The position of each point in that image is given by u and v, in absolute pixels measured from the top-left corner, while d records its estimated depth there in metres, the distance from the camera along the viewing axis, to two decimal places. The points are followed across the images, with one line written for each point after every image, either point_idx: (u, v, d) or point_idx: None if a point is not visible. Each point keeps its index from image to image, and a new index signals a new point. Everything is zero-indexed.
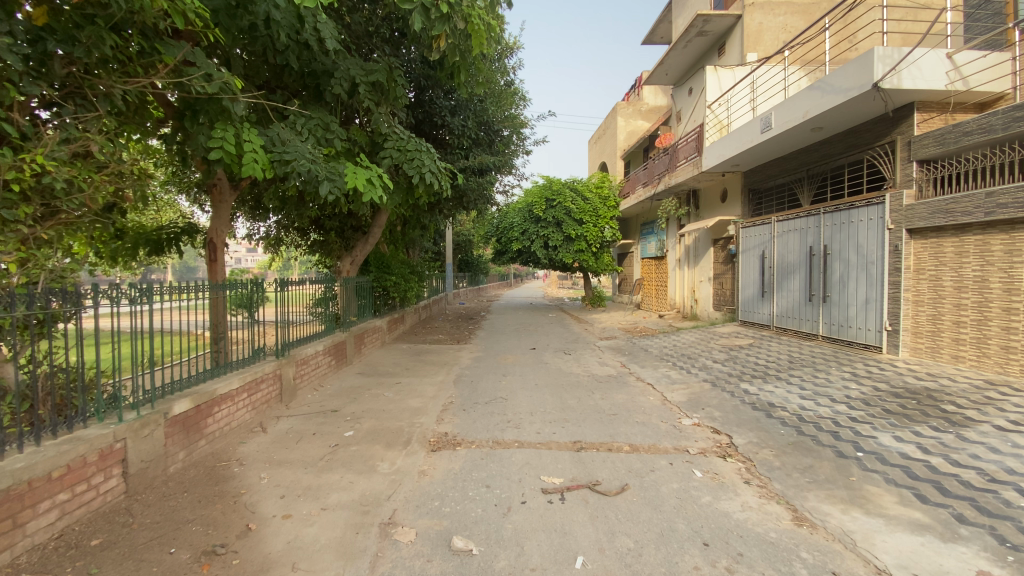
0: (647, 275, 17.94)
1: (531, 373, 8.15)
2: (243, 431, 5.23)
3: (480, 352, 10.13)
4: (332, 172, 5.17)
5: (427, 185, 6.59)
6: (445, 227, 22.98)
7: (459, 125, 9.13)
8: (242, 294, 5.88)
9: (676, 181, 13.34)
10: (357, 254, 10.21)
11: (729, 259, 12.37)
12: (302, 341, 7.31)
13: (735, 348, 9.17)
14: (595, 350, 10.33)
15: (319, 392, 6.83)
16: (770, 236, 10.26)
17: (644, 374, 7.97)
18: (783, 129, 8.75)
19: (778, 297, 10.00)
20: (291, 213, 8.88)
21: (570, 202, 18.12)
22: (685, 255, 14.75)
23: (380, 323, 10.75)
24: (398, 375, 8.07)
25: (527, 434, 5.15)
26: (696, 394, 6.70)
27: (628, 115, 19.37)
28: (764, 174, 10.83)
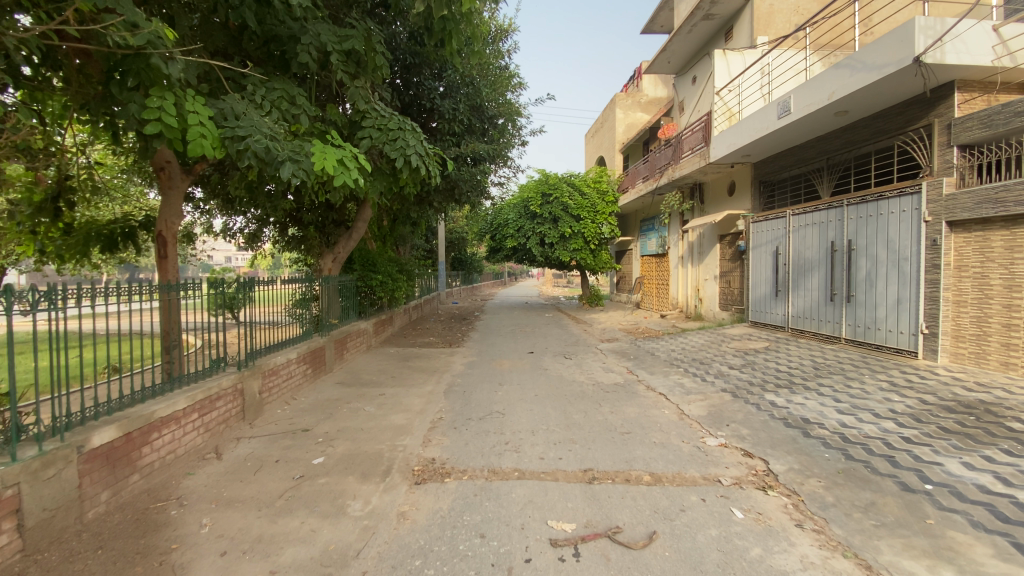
0: (648, 273, 17.21)
1: (529, 381, 7.36)
2: (192, 459, 4.40)
3: (473, 357, 9.34)
4: (297, 152, 4.37)
5: (413, 172, 5.79)
6: (437, 223, 22.12)
7: (450, 108, 8.33)
8: (222, 295, 5.42)
9: (680, 174, 12.57)
10: (340, 251, 9.40)
11: (737, 256, 11.64)
12: (272, 349, 6.48)
13: (750, 352, 8.43)
14: (598, 354, 9.57)
15: (289, 407, 6.00)
16: (786, 230, 9.53)
17: (654, 381, 7.22)
18: (804, 112, 7.99)
19: (794, 296, 9.27)
20: (264, 205, 8.04)
21: (567, 197, 17.34)
22: (689, 252, 14.01)
23: (365, 326, 9.93)
24: (382, 384, 7.27)
25: (529, 460, 4.37)
26: (717, 406, 5.94)
27: (627, 107, 18.58)
28: (776, 165, 10.09)
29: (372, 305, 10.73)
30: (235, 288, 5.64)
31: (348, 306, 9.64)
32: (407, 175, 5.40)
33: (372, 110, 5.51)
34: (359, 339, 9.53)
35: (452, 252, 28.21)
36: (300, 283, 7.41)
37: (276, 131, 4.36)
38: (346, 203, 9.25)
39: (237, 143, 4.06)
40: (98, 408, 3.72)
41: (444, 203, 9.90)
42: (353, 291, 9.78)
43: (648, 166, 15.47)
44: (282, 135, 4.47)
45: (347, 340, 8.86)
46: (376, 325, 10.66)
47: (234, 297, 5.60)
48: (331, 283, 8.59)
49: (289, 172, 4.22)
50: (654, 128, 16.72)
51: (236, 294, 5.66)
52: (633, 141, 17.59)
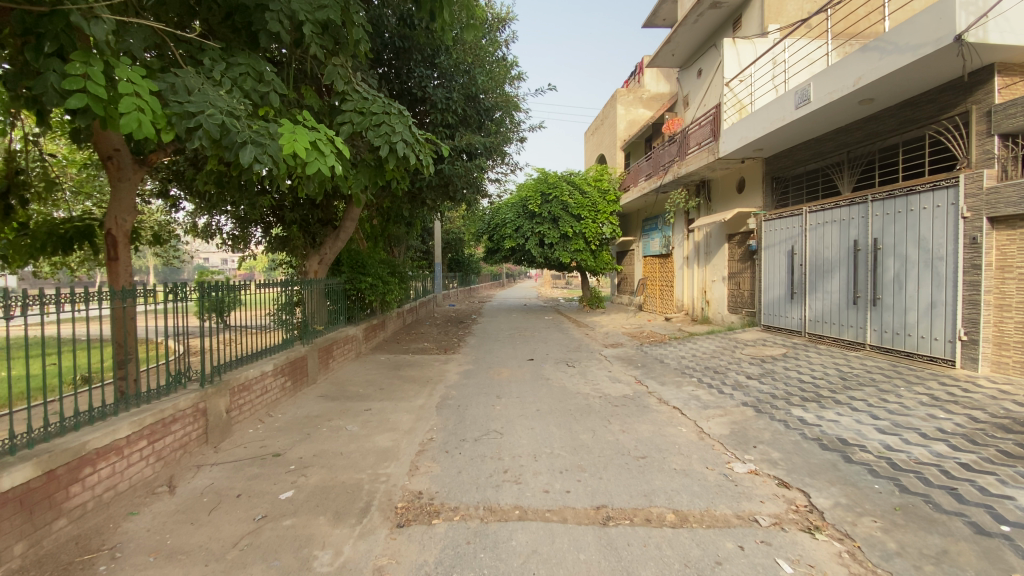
0: (651, 274, 16.61)
1: (529, 393, 6.73)
2: (136, 495, 3.78)
3: (469, 365, 8.71)
4: (261, 134, 3.76)
5: (400, 163, 5.20)
6: (433, 223, 21.50)
7: (443, 97, 7.71)
8: (214, 299, 5.22)
9: (685, 171, 11.98)
10: (328, 250, 8.80)
11: (747, 256, 11.05)
12: (245, 360, 5.85)
13: (767, 359, 7.83)
14: (602, 361, 8.96)
15: (262, 427, 5.37)
16: (802, 228, 8.94)
17: (666, 394, 6.60)
18: (825, 101, 7.41)
19: (812, 299, 8.66)
20: (242, 202, 7.42)
21: (567, 195, 16.72)
22: (695, 252, 13.40)
23: (354, 332, 9.30)
24: (368, 397, 6.64)
25: (531, 495, 3.75)
26: (740, 424, 5.32)
27: (628, 103, 17.95)
28: (790, 160, 9.50)
29: (362, 310, 10.11)
30: (227, 290, 5.50)
31: (335, 310, 9.01)
32: (392, 166, 4.81)
33: (352, 94, 4.93)
34: (346, 347, 8.90)
35: (449, 254, 27.59)
36: (279, 286, 6.78)
37: (237, 110, 3.77)
38: (331, 199, 8.60)
39: (187, 123, 3.45)
40: (15, 441, 3.11)
41: (438, 200, 9.28)
42: (341, 295, 9.16)
43: (651, 163, 14.85)
44: (245, 116, 3.87)
45: (333, 348, 8.22)
46: (366, 330, 10.03)
47: (198, 304, 4.98)
48: (316, 286, 7.97)
49: (251, 157, 3.61)
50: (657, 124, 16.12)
51: (227, 298, 5.48)
52: (635, 137, 16.98)
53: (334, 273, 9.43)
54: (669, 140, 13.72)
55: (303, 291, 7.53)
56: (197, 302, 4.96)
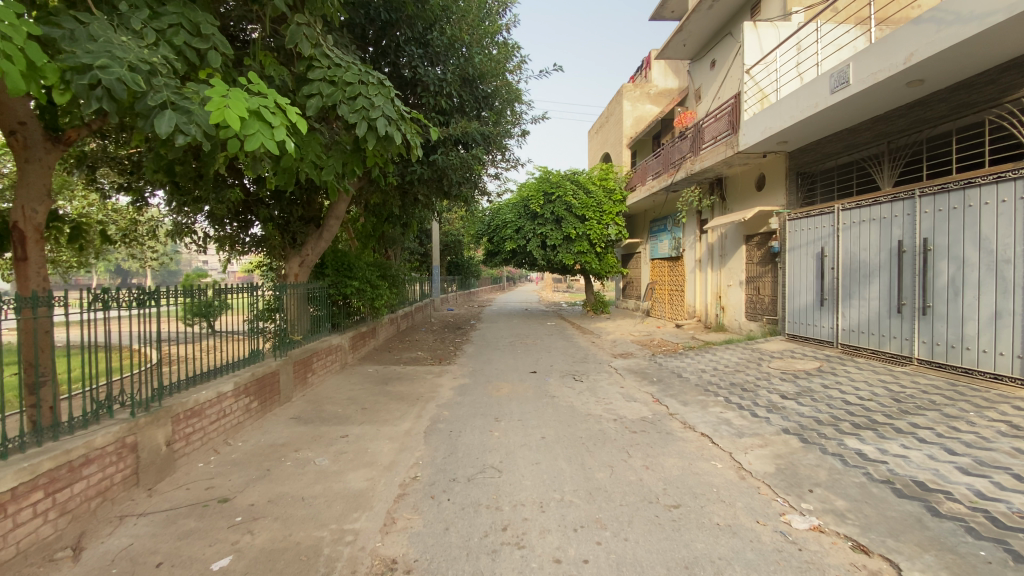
0: (658, 278, 15.76)
1: (532, 414, 5.86)
2: (25, 564, 2.93)
3: (464, 379, 7.85)
4: (181, 98, 3.00)
5: (382, 146, 4.36)
6: (431, 225, 20.65)
7: (437, 78, 6.89)
8: (198, 302, 5.08)
9: (700, 167, 11.11)
10: (311, 251, 8.00)
11: (768, 259, 10.18)
12: (199, 379, 4.98)
13: (799, 374, 6.97)
14: (612, 374, 8.09)
15: (214, 462, 4.50)
16: (833, 228, 8.08)
17: (691, 416, 5.71)
18: (868, 83, 6.56)
19: (847, 307, 7.79)
20: (211, 197, 6.58)
21: (571, 195, 15.83)
22: (708, 254, 12.54)
23: (338, 342, 8.43)
24: (347, 419, 5.77)
25: (538, 566, 2.88)
26: (786, 459, 4.43)
27: (634, 98, 17.08)
28: (819, 153, 8.63)
29: (348, 317, 9.23)
30: (213, 294, 5.30)
31: (316, 317, 8.13)
32: (369, 148, 3.98)
33: (319, 60, 4.10)
34: (329, 358, 8.03)
35: (447, 258, 26.77)
36: (244, 291, 5.90)
37: (158, 68, 3.00)
38: (311, 193, 7.75)
39: (82, 78, 2.69)
40: None
41: (431, 197, 8.46)
42: (325, 300, 8.29)
43: (661, 160, 13.99)
44: (169, 76, 3.09)
45: (313, 361, 7.35)
46: (353, 339, 9.17)
47: (129, 310, 4.13)
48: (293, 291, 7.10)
49: (171, 127, 2.87)
50: (666, 120, 15.28)
51: (202, 303, 5.12)
52: (642, 134, 16.13)
53: (317, 277, 8.56)
54: (680, 135, 12.85)
55: (276, 296, 6.67)
56: (140, 309, 4.24)
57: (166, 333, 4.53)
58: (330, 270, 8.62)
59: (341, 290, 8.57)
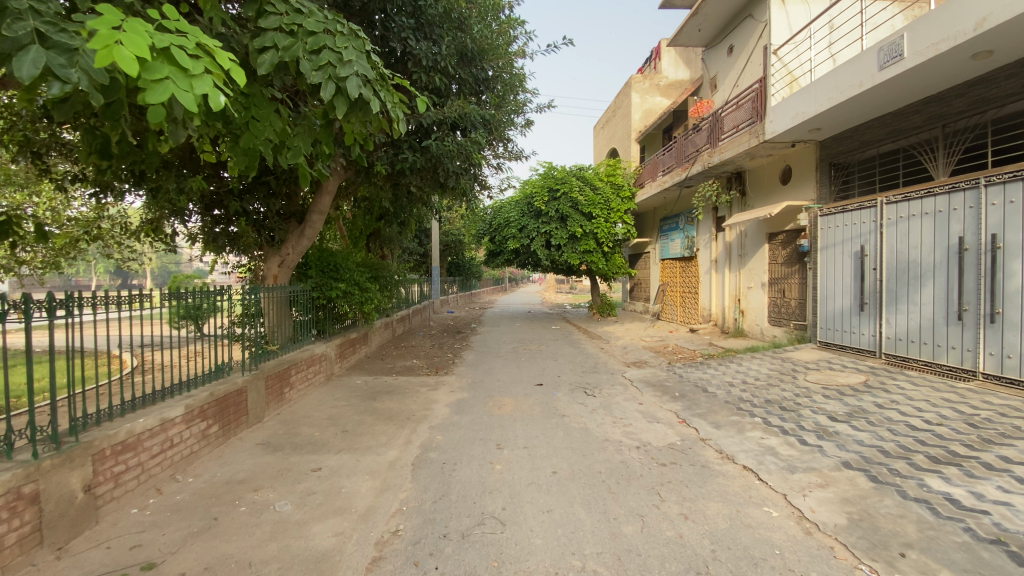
0: (670, 280, 14.89)
1: (540, 439, 5.01)
2: None
3: (461, 393, 7.00)
4: (64, 34, 2.20)
5: (357, 117, 3.54)
6: (429, 224, 19.81)
7: (429, 52, 6.05)
8: (188, 305, 4.79)
9: (718, 159, 10.23)
10: (292, 248, 7.18)
11: (794, 258, 9.30)
12: (143, 402, 4.15)
13: (845, 389, 6.10)
14: (627, 387, 7.24)
15: (151, 508, 3.66)
16: (874, 223, 7.22)
17: (727, 443, 4.85)
18: (926, 57, 5.71)
19: (893, 313, 6.92)
20: (172, 187, 5.73)
21: (577, 192, 14.98)
22: (725, 254, 11.67)
23: (321, 351, 7.57)
24: (324, 446, 4.92)
25: None
26: (859, 508, 3.56)
27: (643, 90, 16.15)
28: (857, 141, 7.79)
29: (334, 322, 8.36)
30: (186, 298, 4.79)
31: (295, 323, 7.28)
32: (338, 116, 3.16)
33: (274, 5, 3.29)
34: (311, 370, 7.17)
35: (447, 259, 25.92)
36: (205, 295, 5.04)
37: None
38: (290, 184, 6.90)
39: None
40: None
41: (426, 190, 7.61)
42: (306, 303, 7.44)
43: (673, 154, 13.10)
44: (53, 8, 2.29)
45: (291, 373, 6.49)
46: (339, 347, 8.31)
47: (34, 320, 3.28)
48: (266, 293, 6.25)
49: (40, 71, 2.05)
50: (678, 113, 14.40)
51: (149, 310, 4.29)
52: (652, 128, 15.26)
53: (298, 278, 7.71)
54: (695, 127, 11.97)
55: (246, 299, 5.86)
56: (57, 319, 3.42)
57: (150, 337, 4.32)
58: (314, 271, 7.75)
59: (325, 292, 7.71)
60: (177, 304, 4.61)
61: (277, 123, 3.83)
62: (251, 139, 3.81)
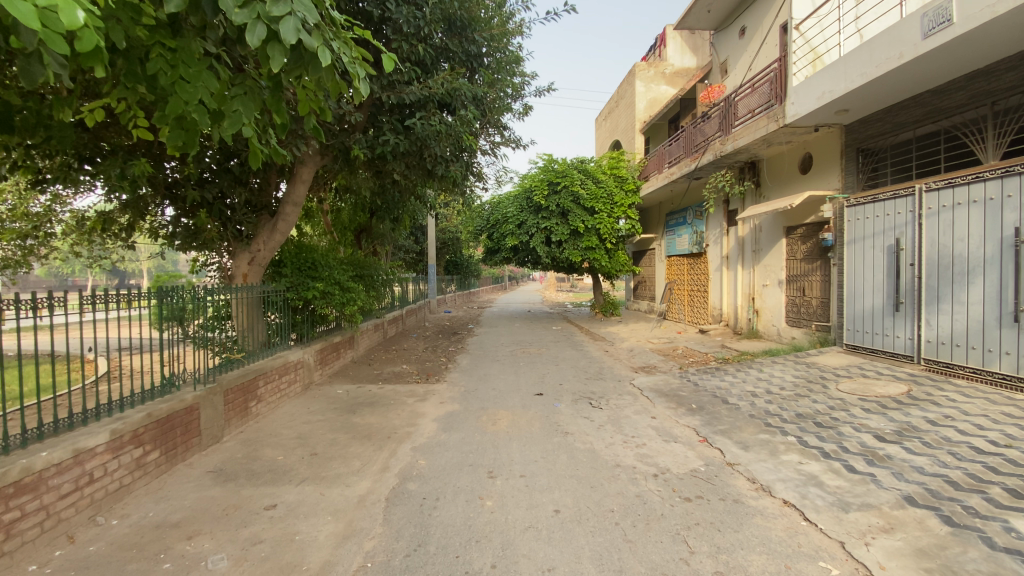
0: (677, 277, 14.13)
1: (538, 464, 4.29)
2: None
3: (452, 404, 6.27)
4: None
5: (302, 73, 2.79)
6: (425, 221, 19.06)
7: (411, 16, 5.31)
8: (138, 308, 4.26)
9: (732, 147, 9.46)
10: (264, 243, 6.45)
11: (816, 253, 8.55)
12: (57, 431, 3.46)
13: (886, 401, 5.36)
14: (637, 396, 6.50)
15: (54, 563, 2.94)
16: (911, 213, 6.47)
17: (760, 471, 4.11)
18: (981, 21, 4.94)
19: (933, 313, 6.17)
20: (115, 171, 4.99)
21: (578, 185, 14.22)
22: (738, 249, 10.92)
23: (297, 358, 6.81)
24: (286, 475, 4.20)
25: None
26: (939, 563, 2.83)
27: (648, 78, 15.36)
28: (889, 124, 7.04)
29: (313, 325, 7.59)
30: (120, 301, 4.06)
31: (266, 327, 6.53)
32: (272, 67, 2.45)
33: None
34: (285, 380, 6.42)
35: (445, 257, 25.18)
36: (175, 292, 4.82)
37: None
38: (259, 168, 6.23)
39: None
40: None
41: (413, 179, 6.88)
42: (278, 303, 6.69)
43: (681, 144, 12.32)
44: None
45: (259, 385, 5.75)
46: (319, 352, 7.56)
47: None
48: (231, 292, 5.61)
49: None
50: (685, 101, 13.62)
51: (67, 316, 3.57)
52: (657, 118, 14.49)
53: (271, 277, 6.96)
54: (705, 114, 11.20)
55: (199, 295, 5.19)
56: None
57: (133, 339, 4.30)
58: (289, 269, 6.99)
59: (301, 293, 6.95)
60: (158, 303, 4.55)
61: (211, 84, 3.09)
62: (179, 105, 3.10)
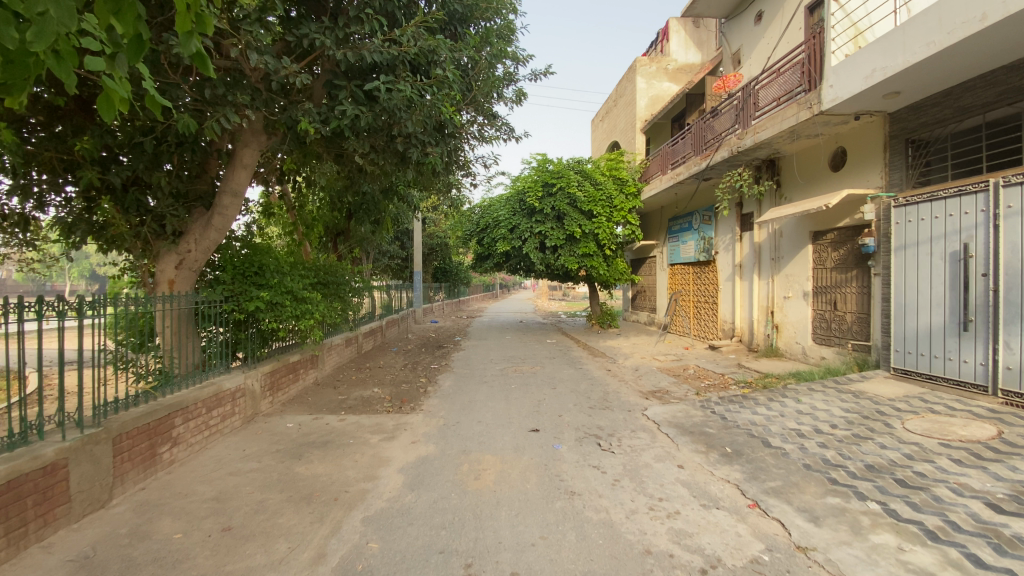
0: (681, 287, 13.00)
1: (536, 548, 3.08)
2: None
3: (426, 445, 5.01)
4: None
5: None
6: (410, 224, 17.79)
7: None
8: None
9: (751, 141, 8.33)
10: (195, 242, 5.24)
11: (852, 261, 7.43)
12: None
13: (979, 450, 4.20)
14: (654, 433, 5.30)
15: None
16: (983, 212, 5.36)
17: (849, 565, 2.92)
18: None
19: (1014, 335, 5.06)
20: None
21: (575, 187, 13.07)
22: (753, 257, 9.77)
23: (233, 386, 5.50)
24: (178, 569, 2.93)
25: None
26: None
27: (649, 74, 14.18)
28: (950, 109, 5.95)
29: (260, 342, 6.28)
30: None
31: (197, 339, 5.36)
32: None
33: None
34: (215, 414, 5.12)
35: (433, 262, 23.91)
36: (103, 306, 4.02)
37: None
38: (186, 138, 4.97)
39: None
40: None
41: (382, 166, 5.66)
42: (210, 317, 5.42)
43: (688, 142, 11.20)
44: None
45: (176, 424, 4.50)
46: (266, 376, 6.26)
47: None
48: (154, 301, 4.58)
49: None
50: (691, 97, 12.54)
51: None
52: (660, 116, 13.39)
53: (207, 285, 5.68)
54: (717, 108, 10.11)
55: (118, 307, 4.19)
56: None
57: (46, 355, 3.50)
58: (227, 275, 5.68)
59: (242, 304, 5.65)
60: (79, 318, 3.75)
61: None
62: None
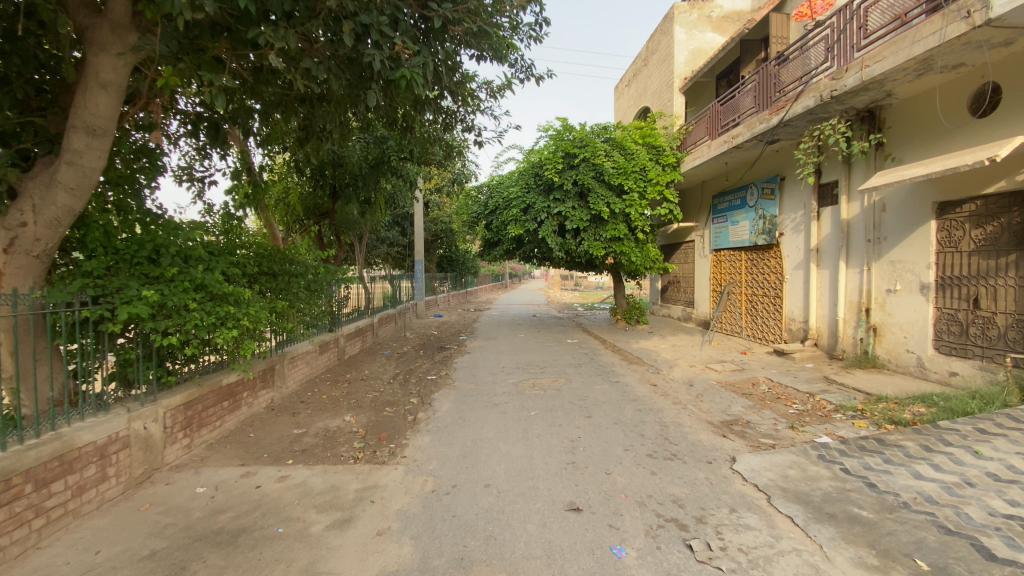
0: (730, 277, 10.87)
1: None
2: None
3: (399, 544, 2.99)
4: None
5: None
6: (411, 207, 15.75)
7: None
8: None
9: (851, 81, 6.18)
10: (33, 208, 3.26)
11: (1012, 241, 5.30)
12: None
13: None
14: (770, 516, 3.28)
15: None
16: None
17: None
18: None
19: None
20: None
21: (602, 157, 10.94)
22: (840, 238, 7.58)
23: (98, 441, 3.44)
24: None
25: None
26: None
27: (689, 23, 11.91)
28: None
29: (167, 361, 4.29)
30: None
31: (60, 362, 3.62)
32: None
33: None
34: (58, 489, 3.16)
35: (437, 251, 21.83)
36: None
37: None
38: None
39: None
40: None
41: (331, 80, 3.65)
42: (65, 328, 3.38)
43: (746, 97, 9.03)
44: None
45: None
46: (177, 411, 4.27)
47: None
48: None
49: None
50: (745, 45, 10.30)
51: None
52: (704, 71, 11.18)
53: (70, 279, 3.65)
54: (790, 49, 7.92)
55: None
56: None
57: None
58: (97, 262, 3.63)
59: (117, 309, 3.58)
60: None
61: None
62: None
